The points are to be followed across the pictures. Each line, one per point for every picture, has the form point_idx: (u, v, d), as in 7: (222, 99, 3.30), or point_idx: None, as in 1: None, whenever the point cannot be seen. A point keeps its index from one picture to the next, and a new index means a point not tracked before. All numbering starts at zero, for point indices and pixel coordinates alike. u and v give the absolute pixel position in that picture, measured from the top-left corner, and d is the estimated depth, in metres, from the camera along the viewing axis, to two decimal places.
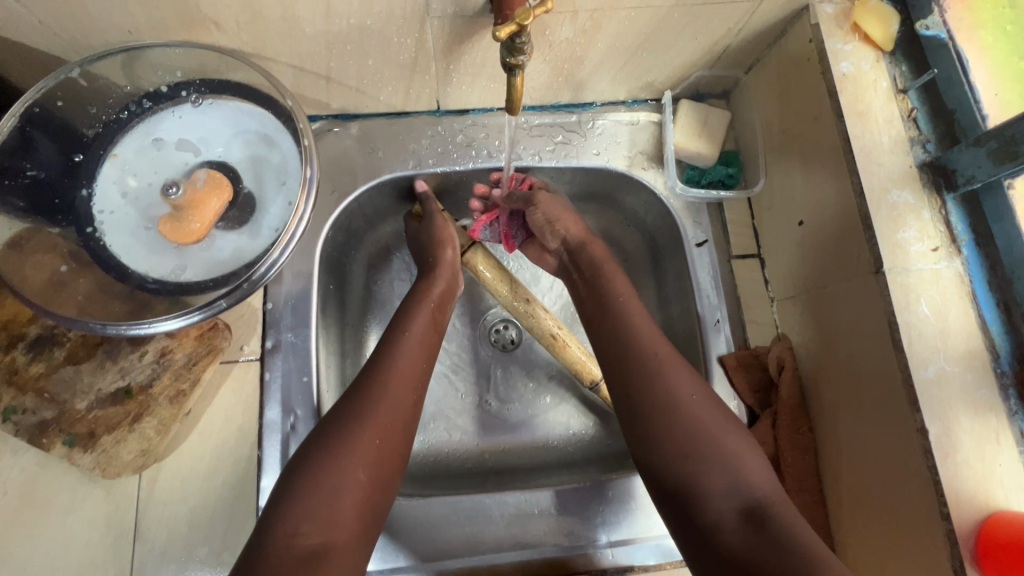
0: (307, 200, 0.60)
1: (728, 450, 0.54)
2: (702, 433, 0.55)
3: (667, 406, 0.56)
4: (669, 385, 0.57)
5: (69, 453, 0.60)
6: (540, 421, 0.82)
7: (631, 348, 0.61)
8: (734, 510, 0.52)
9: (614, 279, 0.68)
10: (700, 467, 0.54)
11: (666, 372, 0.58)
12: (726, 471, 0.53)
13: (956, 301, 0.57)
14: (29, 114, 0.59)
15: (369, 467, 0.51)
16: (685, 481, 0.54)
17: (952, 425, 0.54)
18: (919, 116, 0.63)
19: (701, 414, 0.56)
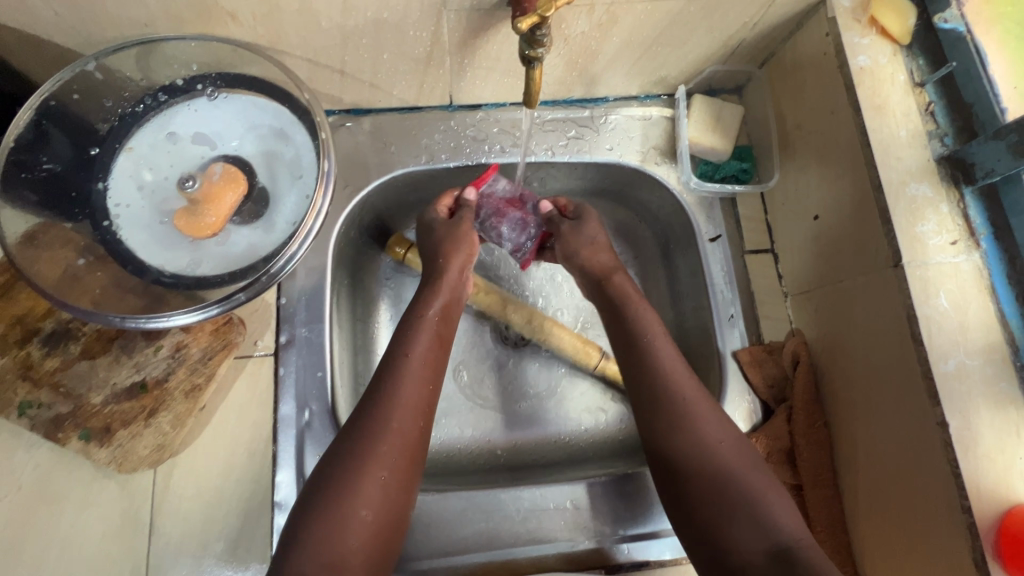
0: (325, 195, 0.60)
1: (757, 490, 0.53)
2: (728, 473, 0.54)
3: (696, 447, 0.56)
4: (696, 425, 0.57)
5: (85, 447, 0.60)
6: (564, 403, 0.82)
7: (660, 387, 0.60)
8: (761, 552, 0.50)
9: (644, 312, 0.66)
10: (725, 508, 0.53)
11: (696, 412, 0.58)
12: (753, 511, 0.52)
13: (975, 295, 0.57)
14: (45, 107, 0.58)
15: (387, 471, 0.52)
16: (714, 523, 0.53)
17: (972, 419, 0.54)
18: (937, 109, 0.63)
19: (730, 455, 0.56)
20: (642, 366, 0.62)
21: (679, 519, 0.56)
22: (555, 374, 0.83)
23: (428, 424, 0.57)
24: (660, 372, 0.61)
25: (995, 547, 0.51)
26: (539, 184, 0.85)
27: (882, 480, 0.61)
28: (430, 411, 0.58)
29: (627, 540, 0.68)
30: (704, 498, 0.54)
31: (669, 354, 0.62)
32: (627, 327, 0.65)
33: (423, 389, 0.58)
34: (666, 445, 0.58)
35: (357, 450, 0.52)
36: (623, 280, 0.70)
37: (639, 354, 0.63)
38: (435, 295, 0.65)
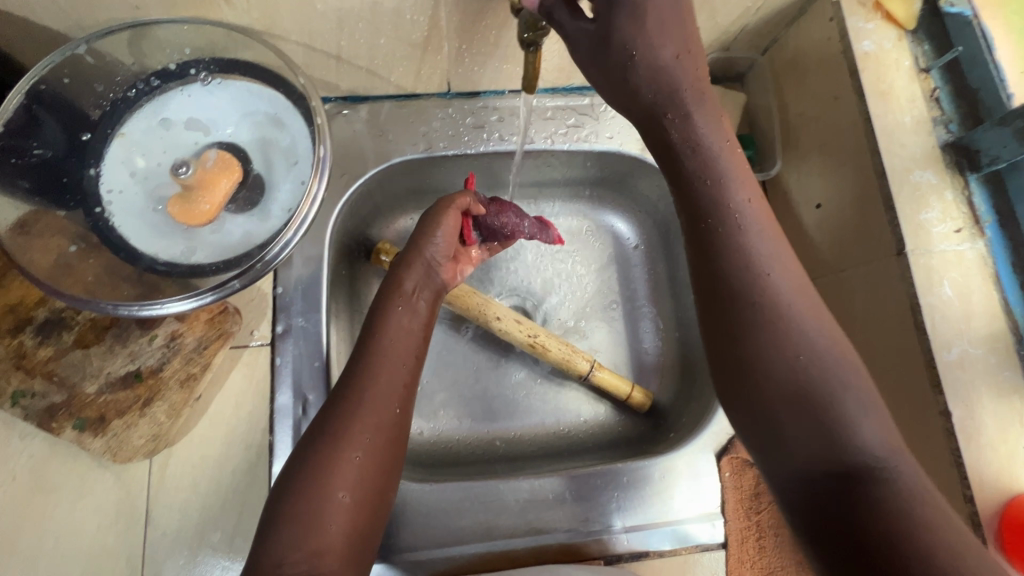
0: (320, 181, 0.59)
1: (844, 404, 0.43)
2: (813, 387, 0.43)
3: (777, 355, 0.44)
4: (781, 326, 0.45)
5: (79, 437, 0.59)
6: (553, 405, 0.81)
7: (739, 261, 0.47)
8: (840, 468, 0.41)
9: (730, 177, 0.49)
10: (797, 421, 0.43)
11: (785, 311, 0.45)
12: (832, 427, 0.42)
13: (979, 282, 0.56)
14: (35, 92, 0.57)
15: (363, 448, 0.51)
16: (783, 426, 0.44)
17: (975, 408, 0.53)
18: (942, 95, 0.62)
19: (819, 362, 0.44)
20: (717, 250, 0.47)
21: (738, 412, 0.47)
22: (552, 372, 0.82)
23: (407, 405, 0.57)
24: (746, 259, 0.47)
25: (995, 534, 0.50)
26: (537, 174, 0.84)
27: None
28: (408, 391, 0.57)
29: (627, 530, 0.68)
30: (773, 408, 0.44)
31: (757, 241, 0.47)
32: (703, 199, 0.49)
33: (402, 370, 0.57)
34: (736, 346, 0.46)
35: (332, 432, 0.51)
36: (705, 122, 0.50)
37: (716, 233, 0.48)
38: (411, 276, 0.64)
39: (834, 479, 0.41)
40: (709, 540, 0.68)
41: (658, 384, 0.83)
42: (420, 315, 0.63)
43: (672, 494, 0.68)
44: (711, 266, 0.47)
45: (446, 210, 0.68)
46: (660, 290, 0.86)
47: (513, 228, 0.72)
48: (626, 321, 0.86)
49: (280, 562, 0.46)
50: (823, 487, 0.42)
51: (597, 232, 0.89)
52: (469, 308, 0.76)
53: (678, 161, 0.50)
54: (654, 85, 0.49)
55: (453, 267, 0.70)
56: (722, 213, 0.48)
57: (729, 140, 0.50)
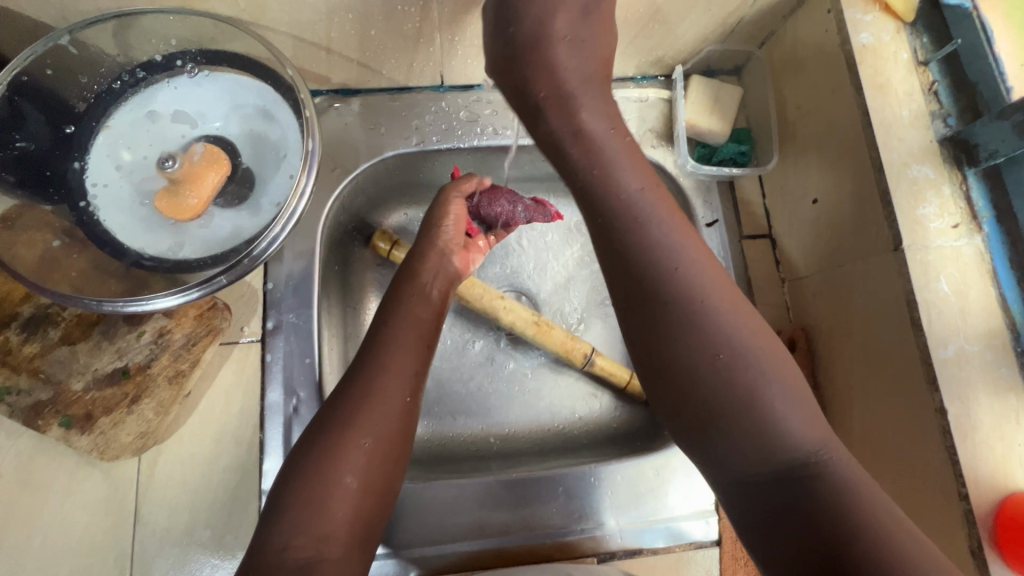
0: (308, 176, 0.58)
1: (768, 402, 0.42)
2: (741, 388, 0.43)
3: (703, 356, 0.44)
4: (698, 327, 0.44)
5: (65, 434, 0.58)
6: (549, 402, 0.81)
7: (648, 259, 0.46)
8: (773, 464, 0.41)
9: (626, 178, 0.49)
10: (730, 420, 0.42)
11: (701, 310, 0.44)
12: (763, 426, 0.42)
13: (975, 279, 0.56)
14: (17, 83, 0.56)
15: (373, 434, 0.50)
16: (717, 425, 0.43)
17: (971, 405, 0.53)
18: (941, 88, 0.61)
19: (741, 359, 0.43)
20: (624, 250, 0.47)
21: (670, 413, 0.45)
22: (549, 367, 0.82)
23: (416, 394, 0.56)
24: (658, 258, 0.46)
25: (990, 532, 0.50)
26: (532, 168, 0.83)
27: (877, 470, 0.60)
28: (418, 379, 0.57)
29: (622, 527, 0.67)
30: (703, 410, 0.43)
31: (662, 235, 0.47)
32: (605, 201, 0.48)
33: (412, 357, 0.57)
34: (660, 352, 0.45)
35: (341, 417, 0.51)
36: (592, 116, 0.51)
37: (621, 233, 0.47)
38: (425, 268, 0.65)
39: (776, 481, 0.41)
40: (703, 537, 0.68)
41: None
42: (433, 304, 0.63)
43: (667, 491, 0.68)
44: (622, 268, 0.47)
45: (450, 198, 0.70)
46: None
47: (512, 214, 0.73)
48: None
49: (284, 545, 0.44)
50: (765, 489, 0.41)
51: None
52: (474, 297, 0.76)
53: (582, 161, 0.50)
54: (539, 77, 0.50)
55: (466, 256, 0.70)
56: (626, 211, 0.47)
57: (615, 139, 0.51)
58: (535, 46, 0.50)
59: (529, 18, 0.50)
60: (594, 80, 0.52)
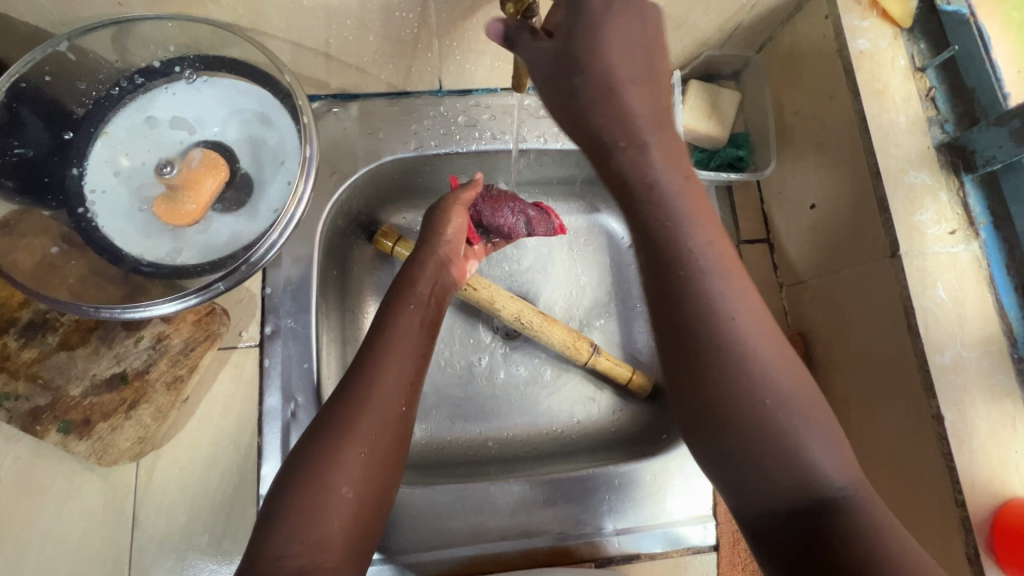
0: (307, 180, 0.58)
1: (803, 440, 0.42)
2: (778, 429, 0.42)
3: (745, 399, 0.42)
4: (744, 370, 0.42)
5: (64, 440, 0.58)
6: (549, 405, 0.81)
7: (696, 298, 0.44)
8: (803, 501, 0.41)
9: (683, 212, 0.45)
10: (762, 457, 0.42)
11: (745, 349, 0.43)
12: (796, 466, 0.41)
13: (972, 285, 0.56)
14: (16, 89, 0.56)
15: (368, 444, 0.51)
16: (749, 463, 0.42)
17: (968, 412, 0.53)
18: (937, 95, 0.62)
19: (782, 401, 0.42)
20: (675, 289, 0.44)
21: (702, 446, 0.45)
22: (550, 367, 0.82)
23: (412, 403, 0.56)
24: (709, 299, 0.43)
25: (987, 539, 0.50)
26: (530, 173, 0.83)
27: (875, 475, 0.60)
28: (413, 388, 0.57)
29: (620, 532, 0.67)
30: (734, 446, 0.43)
31: (713, 276, 0.44)
32: (658, 236, 0.45)
33: (408, 366, 0.57)
34: (698, 389, 0.43)
35: (336, 426, 0.51)
36: (665, 165, 0.45)
37: (673, 272, 0.44)
38: (422, 276, 0.65)
39: (804, 520, 0.40)
40: (701, 542, 0.68)
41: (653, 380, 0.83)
42: (428, 313, 0.63)
43: (665, 496, 0.68)
44: (671, 307, 0.44)
45: (451, 209, 0.70)
46: None
47: (510, 228, 0.74)
48: (620, 321, 0.85)
49: (280, 552, 0.45)
50: (793, 527, 0.41)
51: (589, 231, 0.88)
52: (474, 294, 0.76)
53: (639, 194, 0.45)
54: (608, 124, 0.44)
55: (464, 265, 0.72)
56: (681, 250, 0.44)
57: (678, 173, 0.46)
58: (603, 88, 0.43)
59: (594, 55, 0.43)
60: (664, 119, 0.45)
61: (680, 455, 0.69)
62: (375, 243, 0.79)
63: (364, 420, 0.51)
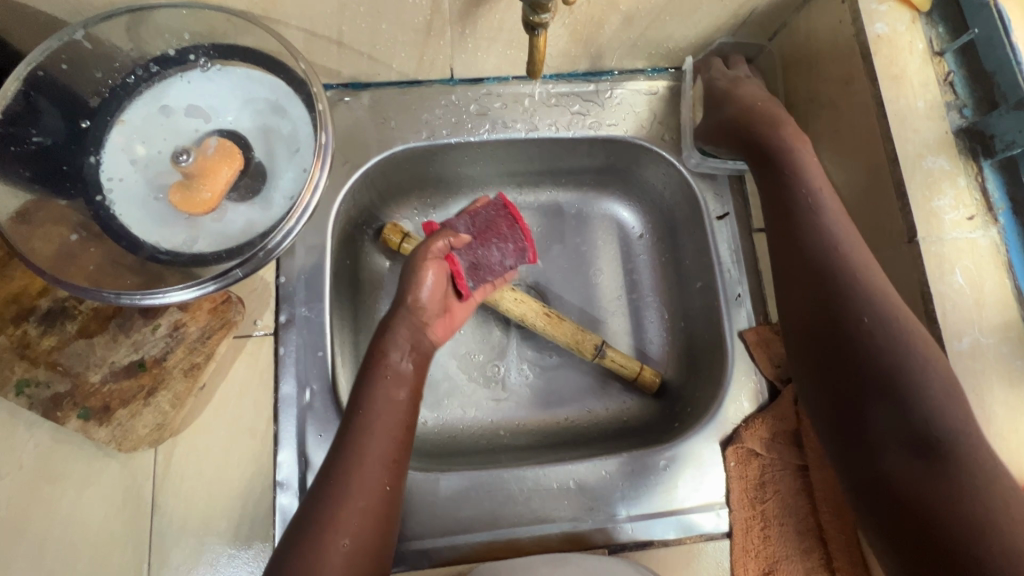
0: (322, 169, 0.58)
1: (924, 387, 0.50)
2: (895, 378, 0.51)
3: (887, 352, 0.52)
4: (875, 317, 0.53)
5: (84, 426, 0.59)
6: (559, 397, 0.81)
7: (824, 258, 0.58)
8: (900, 440, 0.50)
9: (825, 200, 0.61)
10: (883, 403, 0.51)
11: (887, 303, 0.54)
12: (917, 414, 0.49)
13: (991, 271, 0.55)
14: (33, 79, 0.57)
15: (352, 534, 0.51)
16: (850, 401, 0.53)
17: (986, 398, 0.53)
18: (956, 79, 0.61)
19: (919, 351, 0.51)
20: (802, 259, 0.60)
21: (811, 386, 0.57)
22: (559, 360, 0.83)
23: (399, 476, 0.56)
24: (830, 260, 0.57)
25: None
26: (542, 162, 0.83)
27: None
28: (397, 465, 0.56)
29: (627, 520, 0.67)
30: (888, 394, 0.51)
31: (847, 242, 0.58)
32: (800, 209, 0.62)
33: (388, 446, 0.56)
34: (812, 335, 0.57)
35: (319, 516, 0.51)
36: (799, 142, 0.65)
37: (801, 247, 0.60)
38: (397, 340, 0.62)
39: (922, 458, 0.48)
40: (713, 529, 0.68)
41: (662, 371, 0.83)
42: (406, 380, 0.60)
43: (677, 484, 0.68)
44: (812, 274, 0.58)
45: (418, 269, 0.62)
46: (664, 281, 0.85)
47: (494, 267, 0.65)
48: (631, 312, 0.85)
49: None
50: (904, 465, 0.49)
51: (598, 219, 0.88)
52: None
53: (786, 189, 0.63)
54: (735, 109, 0.69)
55: (445, 323, 0.66)
56: (799, 231, 0.61)
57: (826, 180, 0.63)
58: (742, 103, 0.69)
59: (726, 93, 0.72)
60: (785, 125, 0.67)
61: (694, 440, 0.70)
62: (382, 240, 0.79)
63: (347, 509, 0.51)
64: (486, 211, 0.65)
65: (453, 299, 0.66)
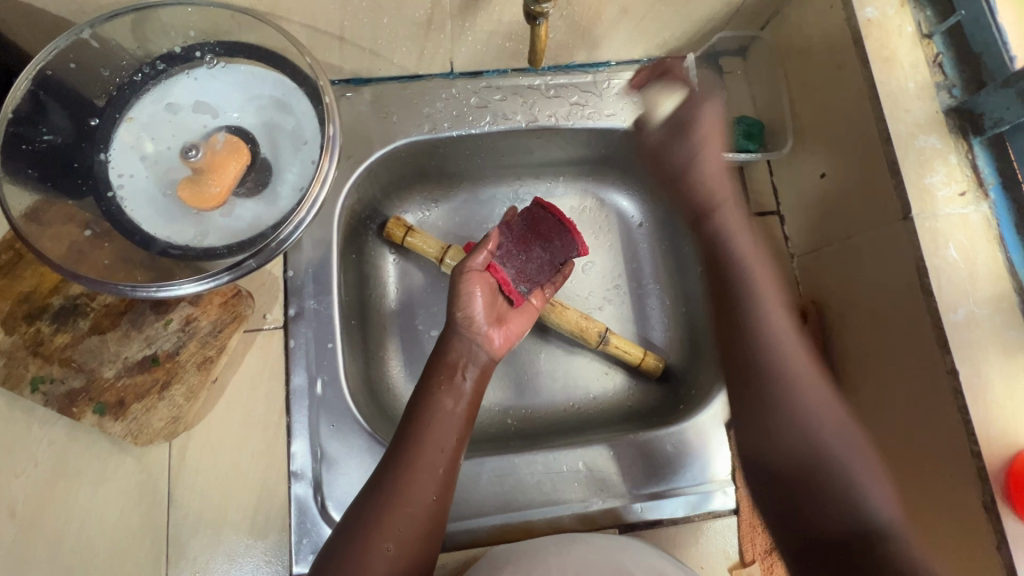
0: (330, 162, 0.59)
1: (858, 480, 0.56)
2: (824, 460, 0.57)
3: (823, 458, 0.57)
4: (790, 414, 0.61)
5: (100, 421, 0.60)
6: (564, 383, 0.82)
7: (765, 365, 0.64)
8: (845, 531, 0.53)
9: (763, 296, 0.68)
10: (821, 483, 0.56)
11: (817, 436, 0.58)
12: (851, 498, 0.54)
13: (983, 244, 0.57)
14: (42, 78, 0.58)
15: (396, 540, 0.54)
16: (807, 484, 0.57)
17: (982, 366, 0.54)
18: (944, 60, 0.62)
19: (844, 434, 0.59)
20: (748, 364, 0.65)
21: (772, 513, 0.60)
22: (563, 347, 0.84)
23: (448, 490, 0.59)
24: (763, 360, 0.64)
25: (1005, 495, 0.51)
26: (542, 154, 0.84)
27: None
28: (447, 477, 0.59)
29: (626, 504, 0.68)
30: (816, 485, 0.56)
31: (784, 346, 0.64)
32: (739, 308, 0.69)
33: (438, 460, 0.59)
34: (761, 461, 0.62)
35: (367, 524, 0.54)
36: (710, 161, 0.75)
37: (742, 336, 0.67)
38: (455, 361, 0.66)
39: (852, 543, 0.52)
40: (721, 506, 0.69)
41: (666, 357, 0.84)
42: (465, 398, 0.64)
43: (684, 463, 0.70)
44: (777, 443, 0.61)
45: (462, 287, 0.67)
46: (666, 268, 0.87)
47: (545, 264, 0.72)
48: (635, 302, 0.86)
49: None
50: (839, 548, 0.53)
51: (597, 209, 0.89)
52: None
53: (720, 286, 0.72)
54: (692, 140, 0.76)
55: (504, 333, 0.69)
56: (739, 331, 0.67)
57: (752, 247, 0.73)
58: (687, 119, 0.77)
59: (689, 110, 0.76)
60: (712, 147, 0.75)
61: (701, 421, 0.71)
62: (385, 235, 0.80)
63: (391, 517, 0.54)
64: (525, 217, 0.72)
65: (509, 310, 0.71)
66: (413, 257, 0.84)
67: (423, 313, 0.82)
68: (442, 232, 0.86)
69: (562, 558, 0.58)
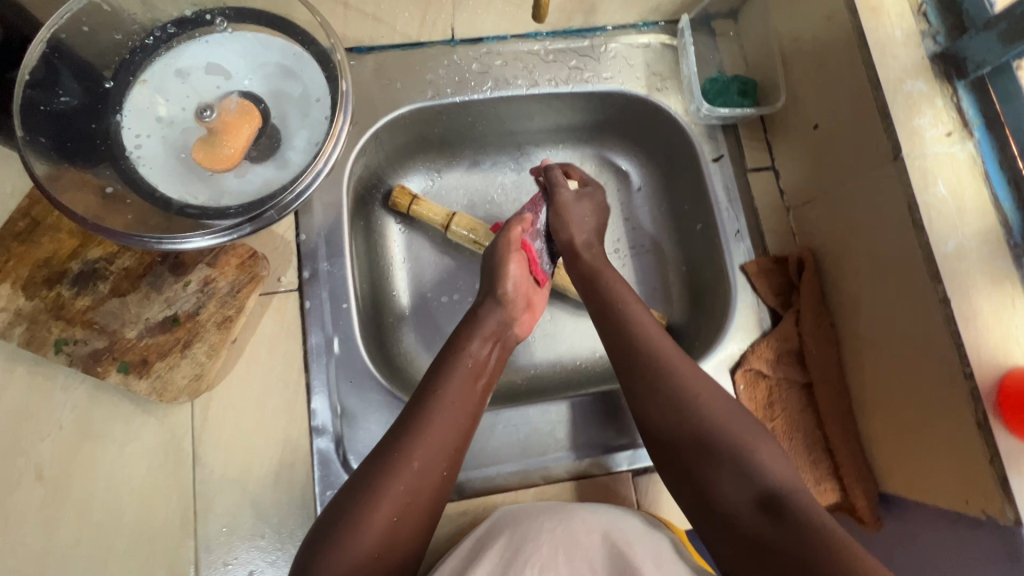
0: (345, 117, 0.61)
1: (753, 449, 0.54)
2: (723, 434, 0.55)
3: (710, 429, 0.56)
4: (689, 401, 0.58)
5: (124, 379, 0.61)
6: (573, 342, 0.85)
7: (648, 406, 0.59)
8: (748, 498, 0.51)
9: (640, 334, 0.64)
10: (717, 455, 0.54)
11: (688, 408, 0.57)
12: (744, 463, 0.53)
13: (970, 181, 0.60)
14: (56, 40, 0.59)
15: (395, 507, 0.52)
16: (706, 461, 0.54)
17: (971, 293, 0.57)
18: (929, 9, 0.65)
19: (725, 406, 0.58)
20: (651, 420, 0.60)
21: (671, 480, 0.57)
22: (571, 309, 0.86)
23: (456, 464, 0.58)
24: (632, 362, 0.62)
25: (996, 410, 0.54)
26: (542, 120, 0.86)
27: (893, 424, 0.65)
28: (456, 452, 0.58)
29: (583, 458, 0.70)
30: (713, 460, 0.54)
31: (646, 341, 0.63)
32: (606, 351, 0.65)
33: (451, 432, 0.58)
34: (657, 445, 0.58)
35: (370, 485, 0.52)
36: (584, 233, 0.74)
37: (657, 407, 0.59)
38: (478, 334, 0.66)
39: (760, 508, 0.50)
40: None
41: (669, 314, 0.87)
42: (485, 371, 0.64)
43: None
44: (656, 409, 0.59)
45: (502, 267, 0.70)
46: (666, 227, 0.89)
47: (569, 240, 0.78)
48: (637, 263, 0.89)
49: None
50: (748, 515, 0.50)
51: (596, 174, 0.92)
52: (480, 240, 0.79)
53: (628, 363, 0.62)
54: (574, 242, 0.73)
55: (528, 317, 0.73)
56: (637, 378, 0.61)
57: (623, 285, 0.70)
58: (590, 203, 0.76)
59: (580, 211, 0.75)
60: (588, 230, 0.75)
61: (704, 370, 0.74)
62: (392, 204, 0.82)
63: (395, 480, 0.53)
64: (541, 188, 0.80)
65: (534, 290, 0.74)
66: (419, 225, 0.86)
67: (431, 281, 0.84)
68: (445, 201, 0.88)
69: (554, 549, 0.52)
